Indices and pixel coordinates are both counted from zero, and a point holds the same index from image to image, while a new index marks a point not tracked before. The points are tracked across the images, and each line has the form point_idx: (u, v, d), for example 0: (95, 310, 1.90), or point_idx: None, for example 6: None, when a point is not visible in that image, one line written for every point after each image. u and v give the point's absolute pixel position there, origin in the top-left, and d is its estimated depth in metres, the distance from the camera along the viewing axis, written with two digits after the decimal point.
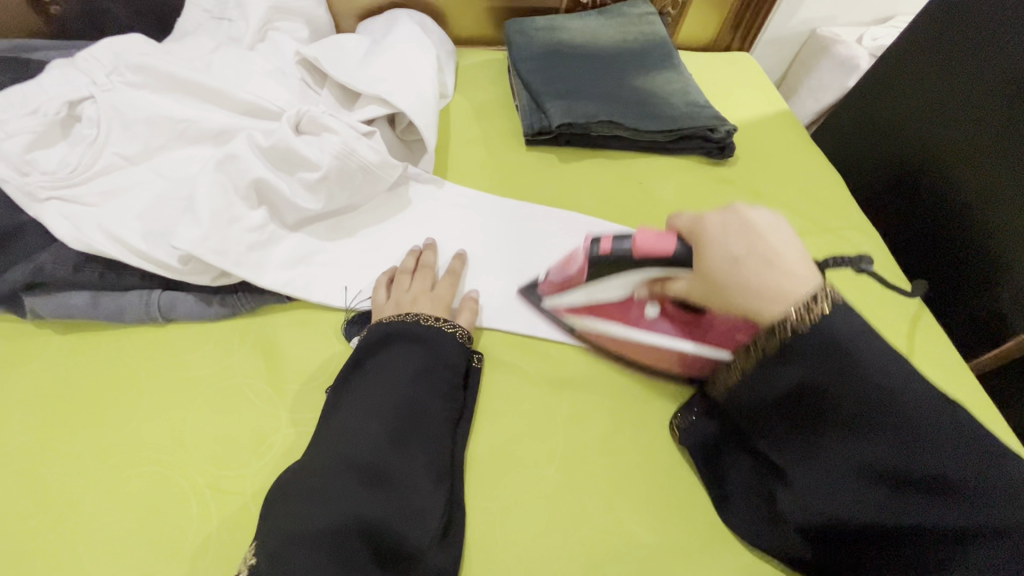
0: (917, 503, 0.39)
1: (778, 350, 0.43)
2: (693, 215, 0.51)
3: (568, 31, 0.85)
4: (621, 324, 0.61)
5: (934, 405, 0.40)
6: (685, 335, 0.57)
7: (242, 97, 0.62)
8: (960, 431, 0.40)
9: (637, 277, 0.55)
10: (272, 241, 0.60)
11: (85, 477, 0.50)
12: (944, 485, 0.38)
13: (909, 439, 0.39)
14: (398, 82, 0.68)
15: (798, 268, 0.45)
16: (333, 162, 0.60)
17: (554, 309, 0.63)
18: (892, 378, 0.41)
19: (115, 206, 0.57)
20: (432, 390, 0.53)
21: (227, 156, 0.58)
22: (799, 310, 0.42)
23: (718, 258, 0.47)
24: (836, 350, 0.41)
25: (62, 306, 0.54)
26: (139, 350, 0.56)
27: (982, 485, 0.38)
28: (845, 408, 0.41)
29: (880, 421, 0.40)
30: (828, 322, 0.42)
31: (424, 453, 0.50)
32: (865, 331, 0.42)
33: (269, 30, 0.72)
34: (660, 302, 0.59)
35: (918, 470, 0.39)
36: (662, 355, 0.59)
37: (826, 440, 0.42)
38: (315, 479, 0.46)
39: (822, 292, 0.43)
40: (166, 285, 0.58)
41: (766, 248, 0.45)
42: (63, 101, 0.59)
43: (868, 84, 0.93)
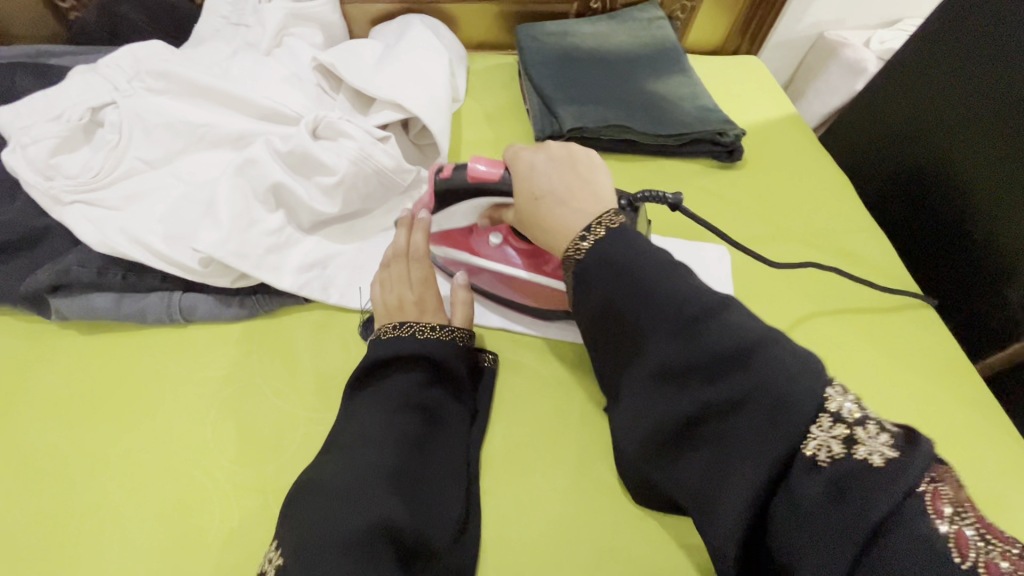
0: (699, 402, 0.38)
1: (578, 271, 0.46)
2: (514, 149, 0.56)
3: (579, 36, 0.86)
4: (475, 254, 0.65)
5: (710, 306, 0.40)
6: (524, 266, 0.63)
7: (260, 103, 0.63)
8: (742, 332, 0.39)
9: (479, 206, 0.58)
10: (289, 244, 0.61)
11: (110, 475, 0.51)
12: (719, 384, 0.38)
13: (686, 337, 0.40)
14: (412, 87, 0.69)
15: (588, 204, 0.49)
16: (350, 167, 0.61)
17: (426, 241, 0.68)
18: (672, 291, 0.42)
19: (137, 210, 0.58)
20: (446, 394, 0.55)
21: (246, 161, 0.59)
22: (575, 244, 0.47)
23: (523, 193, 0.52)
24: (621, 265, 0.44)
25: (86, 307, 0.56)
26: (161, 352, 0.57)
27: (747, 378, 0.37)
28: (665, 331, 0.41)
29: (659, 322, 0.41)
30: (632, 251, 0.45)
31: (438, 456, 0.52)
32: (651, 252, 0.45)
33: (285, 35, 0.73)
34: (504, 233, 0.64)
35: (694, 365, 0.39)
36: (517, 284, 0.64)
37: (631, 360, 0.43)
38: (339, 483, 0.46)
39: (599, 223, 0.47)
40: (187, 287, 0.59)
41: (561, 187, 0.51)
42: (86, 107, 0.60)
43: (878, 87, 0.93)
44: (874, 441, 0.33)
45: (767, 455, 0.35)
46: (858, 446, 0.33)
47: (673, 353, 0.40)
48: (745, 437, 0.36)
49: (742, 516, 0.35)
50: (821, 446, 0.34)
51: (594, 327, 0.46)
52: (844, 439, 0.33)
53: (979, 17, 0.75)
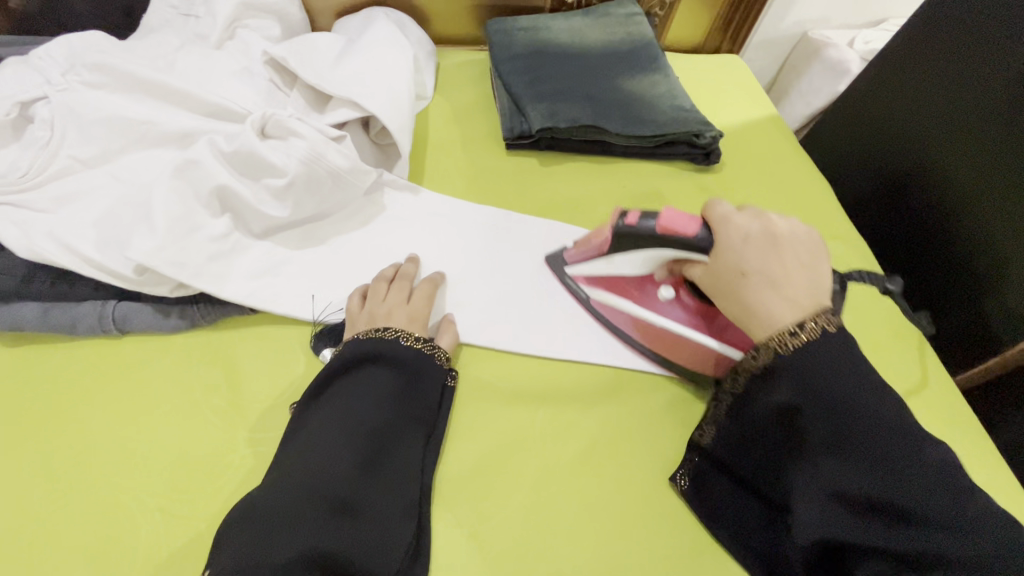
0: (896, 542, 0.40)
1: (766, 367, 0.45)
2: (720, 210, 0.51)
3: (552, 31, 0.82)
4: (638, 305, 0.61)
5: (906, 444, 0.40)
6: (695, 326, 0.58)
7: (205, 99, 0.60)
8: (943, 487, 0.40)
9: (655, 257, 0.56)
10: (236, 251, 0.57)
11: (30, 501, 0.47)
12: (943, 532, 0.39)
13: (891, 475, 0.40)
14: (371, 84, 0.65)
15: (801, 293, 0.45)
16: (300, 168, 0.57)
17: (574, 279, 0.65)
18: (891, 425, 0.41)
19: (69, 213, 0.54)
20: (402, 414, 0.52)
21: (187, 161, 0.55)
22: (781, 336, 0.44)
23: (729, 262, 0.48)
24: (820, 378, 0.42)
25: (9, 317, 0.52)
26: (93, 365, 0.53)
27: (953, 538, 0.38)
28: (868, 463, 0.40)
29: (859, 451, 0.41)
30: (852, 368, 0.42)
31: (389, 482, 0.48)
32: (849, 357, 0.42)
33: (237, 27, 0.69)
34: (676, 286, 0.60)
35: (895, 503, 0.40)
36: (671, 342, 0.59)
37: (827, 461, 0.42)
38: (277, 510, 0.43)
39: (813, 321, 0.44)
40: (122, 295, 0.55)
41: (778, 269, 0.47)
42: (14, 101, 0.56)
43: (858, 88, 0.91)
44: None
45: None
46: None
47: (871, 484, 0.40)
48: None
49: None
50: None
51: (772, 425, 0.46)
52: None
53: (958, 20, 0.74)
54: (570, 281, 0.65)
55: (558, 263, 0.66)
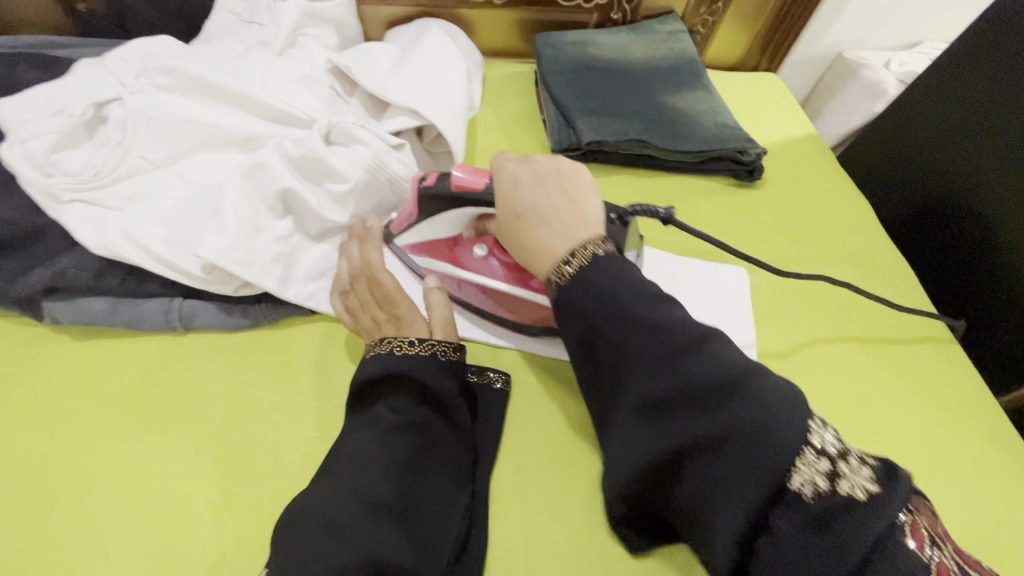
0: (693, 431, 0.39)
1: (564, 298, 0.47)
2: (498, 158, 0.55)
3: (598, 47, 0.84)
4: (454, 264, 0.63)
5: (689, 344, 0.41)
6: (507, 278, 0.61)
7: (270, 104, 0.61)
8: (726, 363, 0.40)
9: (464, 215, 0.58)
10: (297, 252, 0.58)
11: (99, 491, 0.48)
12: (733, 413, 0.38)
13: (672, 374, 0.41)
14: (428, 93, 0.67)
15: (572, 225, 0.49)
16: (363, 175, 0.59)
17: (403, 249, 0.64)
18: (662, 328, 0.42)
19: (140, 211, 0.55)
20: (446, 418, 0.51)
21: (256, 164, 0.56)
22: (559, 267, 0.47)
23: (506, 208, 0.52)
24: (606, 297, 0.45)
25: (82, 313, 0.53)
26: (158, 360, 0.54)
27: (733, 415, 0.38)
28: (654, 363, 0.42)
29: (639, 357, 0.42)
30: (621, 284, 0.45)
31: (435, 485, 0.47)
32: (621, 277, 0.46)
33: (299, 35, 0.71)
34: (489, 244, 0.62)
35: (673, 396, 0.40)
36: (489, 294, 0.62)
37: (623, 379, 0.43)
38: (326, 513, 0.43)
39: (582, 249, 0.47)
40: (188, 293, 0.56)
41: (551, 207, 0.50)
42: (90, 102, 0.58)
43: (902, 104, 0.91)
44: (857, 476, 0.36)
45: (760, 485, 0.36)
46: (839, 480, 0.35)
47: (664, 385, 0.41)
48: (731, 476, 0.37)
49: (735, 540, 0.36)
50: (805, 479, 0.36)
51: (577, 360, 0.47)
52: (828, 475, 0.36)
53: (1002, 53, 0.75)
54: (399, 250, 0.64)
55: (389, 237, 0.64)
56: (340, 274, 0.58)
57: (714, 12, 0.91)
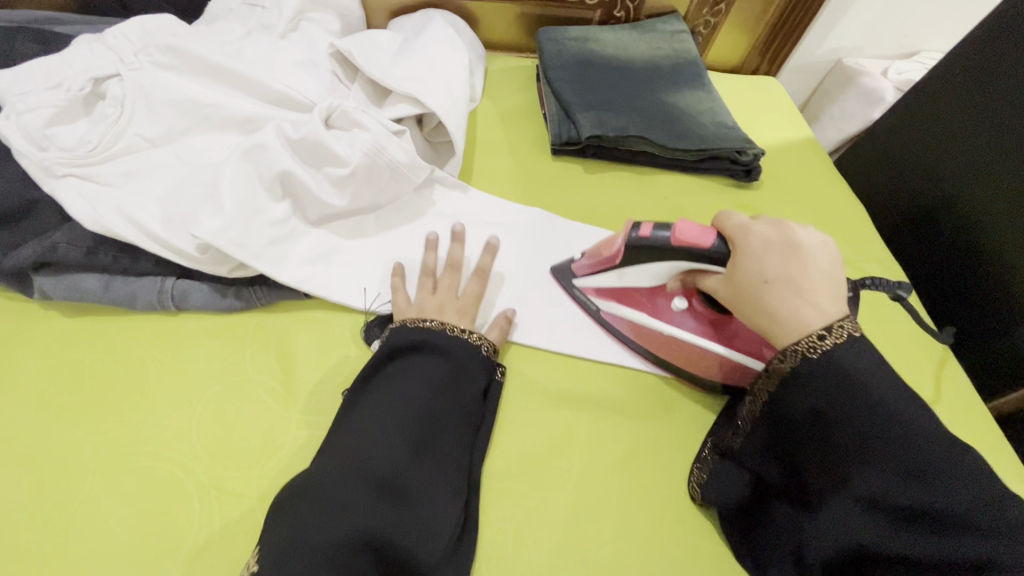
0: (937, 555, 0.38)
1: (793, 373, 0.44)
2: (737, 220, 0.52)
3: (600, 43, 0.84)
4: (647, 313, 0.61)
5: (956, 462, 0.39)
6: (715, 336, 0.58)
7: (271, 87, 0.61)
8: (983, 490, 0.38)
9: (675, 267, 0.56)
10: (293, 236, 0.58)
11: (84, 468, 0.47)
12: (986, 543, 0.37)
13: (920, 484, 0.39)
14: (430, 81, 0.67)
15: (824, 300, 0.46)
16: (363, 160, 0.58)
17: (584, 290, 0.64)
18: (937, 436, 0.40)
19: (136, 188, 0.55)
20: (455, 399, 0.53)
21: (255, 146, 0.56)
22: (811, 339, 0.43)
23: (748, 269, 0.48)
24: (852, 387, 0.41)
25: (72, 288, 0.53)
26: (149, 339, 0.54)
27: (991, 544, 0.37)
28: (899, 465, 0.40)
29: (891, 460, 0.40)
30: (875, 373, 0.42)
31: (436, 464, 0.49)
32: (883, 370, 0.42)
33: (301, 20, 0.70)
34: (689, 296, 0.60)
35: (918, 506, 0.39)
36: (684, 351, 0.59)
37: (845, 467, 0.42)
38: (330, 486, 0.44)
39: (839, 327, 0.44)
40: (182, 273, 0.56)
41: (800, 275, 0.47)
42: (88, 77, 0.57)
43: (902, 110, 0.91)
44: None
45: None
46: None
47: (913, 494, 0.39)
48: None
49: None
50: None
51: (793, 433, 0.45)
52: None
53: (998, 63, 0.76)
54: (579, 292, 0.64)
55: (568, 279, 0.65)
56: (430, 266, 0.61)
57: (716, 13, 0.92)
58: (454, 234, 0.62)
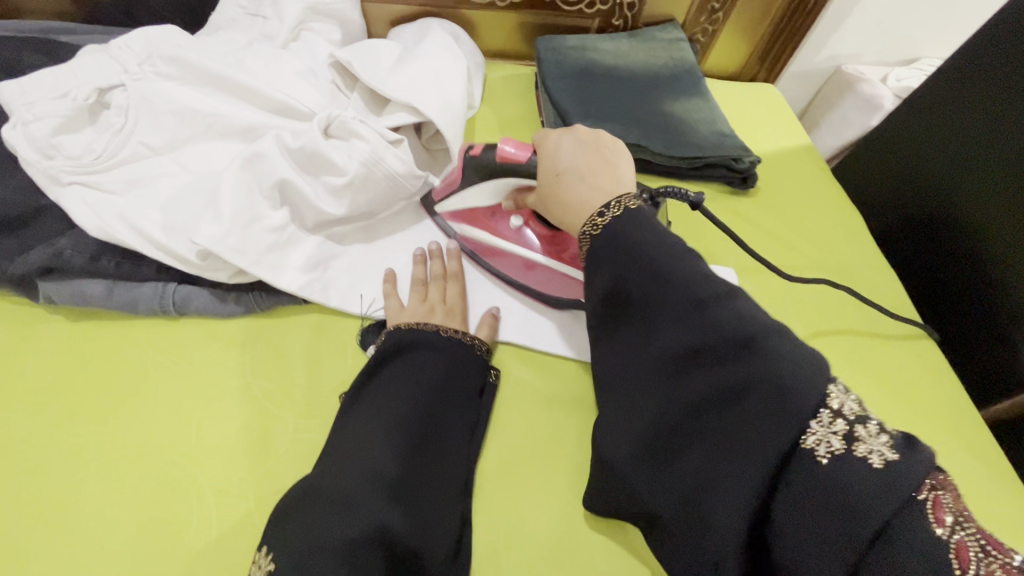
0: (716, 385, 0.40)
1: (591, 252, 0.49)
2: (543, 132, 0.61)
3: (599, 51, 0.85)
4: (494, 234, 0.67)
5: (718, 298, 0.42)
6: (543, 250, 0.65)
7: (272, 96, 0.62)
8: (750, 320, 0.41)
9: (505, 185, 0.64)
10: (291, 243, 0.59)
11: (87, 472, 0.49)
12: (749, 363, 0.39)
13: (689, 327, 0.42)
14: (429, 91, 0.68)
15: (604, 184, 0.52)
16: (361, 170, 0.59)
17: (442, 215, 0.69)
18: (706, 283, 0.44)
19: (138, 196, 0.56)
20: (452, 403, 0.54)
21: (254, 154, 0.57)
22: (592, 220, 0.50)
23: (546, 169, 0.57)
24: (632, 251, 0.47)
25: (76, 295, 0.54)
26: (151, 343, 0.55)
27: (753, 364, 0.39)
28: (683, 312, 0.43)
29: (676, 313, 0.43)
30: (651, 235, 0.47)
31: (437, 468, 0.50)
32: (652, 233, 0.47)
33: (303, 30, 0.71)
34: (526, 216, 0.66)
35: (700, 346, 0.41)
36: (523, 265, 0.66)
37: (642, 333, 0.45)
38: (336, 490, 0.45)
39: (617, 203, 0.50)
40: (183, 279, 0.57)
41: (583, 163, 0.55)
42: (93, 88, 0.59)
43: (902, 116, 0.91)
44: (874, 441, 0.35)
45: (775, 439, 0.36)
46: (856, 442, 0.35)
47: (693, 336, 0.42)
48: (751, 424, 0.37)
49: (752, 495, 0.36)
50: (823, 435, 0.36)
51: (604, 321, 0.48)
52: (844, 437, 0.35)
53: (988, 71, 0.77)
54: (439, 217, 0.69)
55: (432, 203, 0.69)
56: (419, 276, 0.62)
57: (715, 21, 0.92)
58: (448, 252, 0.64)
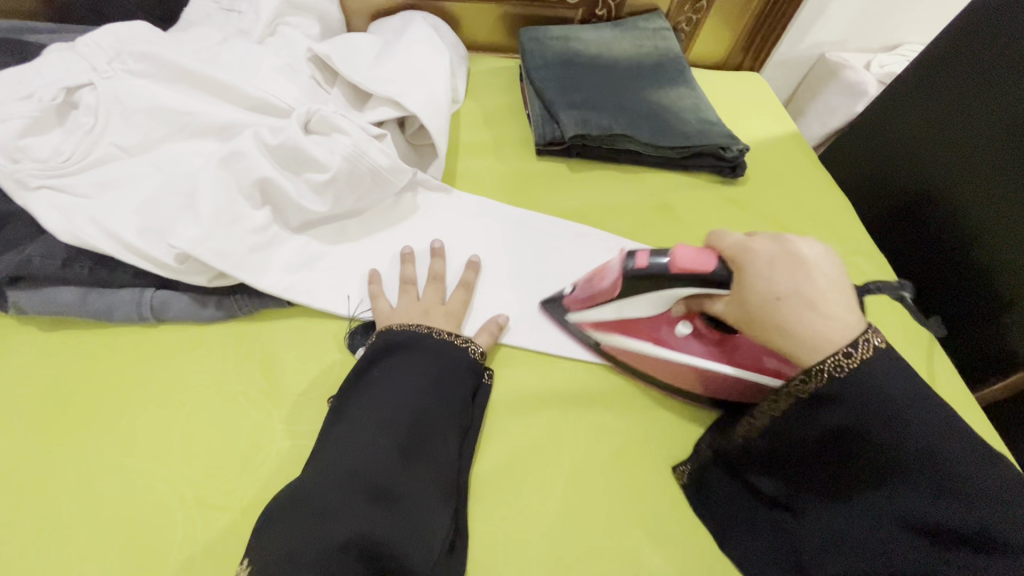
0: (952, 554, 0.37)
1: (816, 394, 0.42)
2: (734, 242, 0.48)
3: (583, 42, 0.84)
4: (654, 343, 0.57)
5: (957, 451, 0.38)
6: (718, 358, 0.55)
7: (249, 92, 0.60)
8: (988, 473, 0.38)
9: (673, 296, 0.52)
10: (274, 244, 0.57)
11: (64, 487, 0.46)
12: (978, 513, 0.37)
13: (923, 475, 0.39)
14: (411, 84, 0.66)
15: (841, 311, 0.43)
16: (343, 165, 0.57)
17: (578, 324, 0.61)
18: (928, 421, 0.39)
19: (112, 199, 0.54)
20: (445, 402, 0.52)
21: (232, 153, 0.55)
22: (837, 357, 0.41)
23: (760, 289, 0.45)
24: (881, 402, 0.39)
25: (48, 302, 0.52)
26: (130, 350, 0.53)
27: (1017, 531, 0.36)
28: (926, 470, 0.38)
29: (911, 473, 0.39)
30: (894, 377, 0.40)
31: (428, 468, 0.49)
32: (904, 379, 0.40)
33: (279, 24, 0.69)
34: (691, 319, 0.57)
35: (949, 511, 0.38)
36: (693, 377, 0.56)
37: (859, 471, 0.42)
38: (316, 498, 0.44)
39: (864, 340, 0.41)
40: (160, 283, 0.55)
41: (812, 291, 0.43)
42: (60, 87, 0.56)
43: (890, 95, 0.91)
44: None
45: None
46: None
47: (932, 493, 0.38)
48: None
49: None
50: None
51: (808, 447, 0.44)
52: None
53: (969, 54, 0.77)
54: (573, 326, 0.61)
55: (558, 310, 0.62)
56: (409, 275, 0.60)
57: (698, 10, 0.92)
58: (435, 251, 0.63)
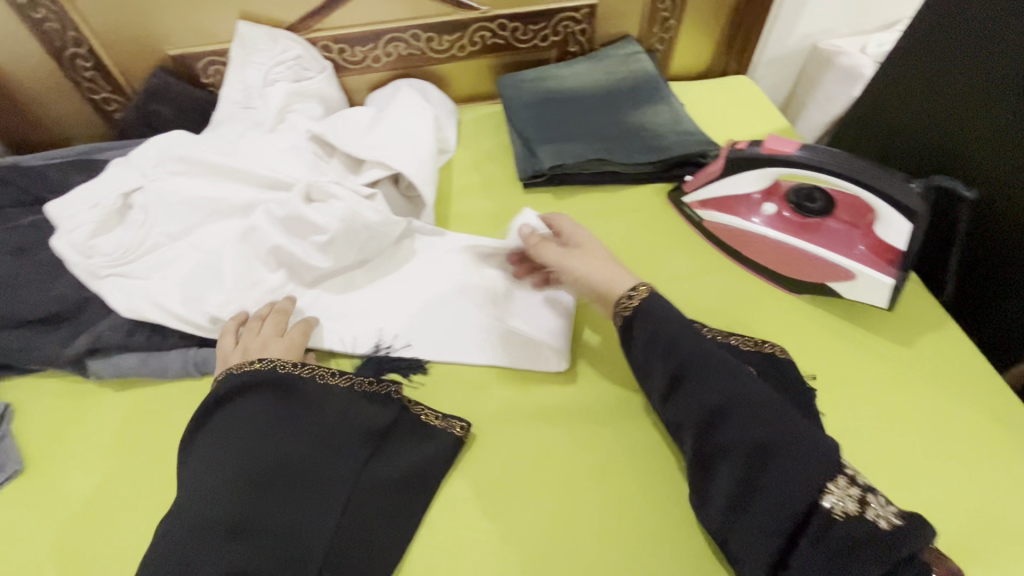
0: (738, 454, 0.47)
1: (630, 320, 0.57)
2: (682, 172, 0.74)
3: (557, 79, 0.90)
4: (743, 216, 0.73)
5: (735, 384, 0.50)
6: (798, 236, 0.70)
7: (263, 174, 0.71)
8: (733, 396, 0.50)
9: (770, 175, 0.69)
10: (289, 300, 0.68)
11: (127, 521, 0.55)
12: (766, 449, 0.47)
13: (705, 390, 0.51)
14: (396, 147, 0.75)
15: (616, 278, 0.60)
16: (340, 226, 0.66)
17: (691, 206, 0.77)
18: (692, 347, 0.53)
19: (159, 277, 0.67)
20: (270, 418, 0.55)
21: (249, 229, 0.67)
22: (626, 297, 0.58)
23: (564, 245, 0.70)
24: (666, 339, 0.54)
25: (117, 367, 0.64)
26: (183, 401, 0.63)
27: (774, 439, 0.47)
28: (731, 431, 0.49)
29: (712, 418, 0.49)
30: (677, 325, 0.55)
31: (274, 494, 0.52)
32: (682, 316, 0.56)
33: (287, 112, 0.81)
34: (778, 204, 0.72)
35: (734, 442, 0.48)
36: (776, 253, 0.71)
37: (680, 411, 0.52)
38: (177, 548, 0.48)
39: (645, 286, 0.58)
40: (202, 342, 0.66)
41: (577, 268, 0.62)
42: (119, 193, 0.69)
43: (909, 51, 0.76)
44: (884, 511, 0.44)
45: (802, 498, 0.45)
46: (868, 507, 0.44)
47: (733, 447, 0.48)
48: (778, 484, 0.46)
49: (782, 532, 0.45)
50: (845, 502, 0.44)
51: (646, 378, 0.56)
52: (857, 502, 0.44)
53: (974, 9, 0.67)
54: (687, 209, 0.77)
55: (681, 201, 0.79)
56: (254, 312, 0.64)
57: (667, 29, 0.96)
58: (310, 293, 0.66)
